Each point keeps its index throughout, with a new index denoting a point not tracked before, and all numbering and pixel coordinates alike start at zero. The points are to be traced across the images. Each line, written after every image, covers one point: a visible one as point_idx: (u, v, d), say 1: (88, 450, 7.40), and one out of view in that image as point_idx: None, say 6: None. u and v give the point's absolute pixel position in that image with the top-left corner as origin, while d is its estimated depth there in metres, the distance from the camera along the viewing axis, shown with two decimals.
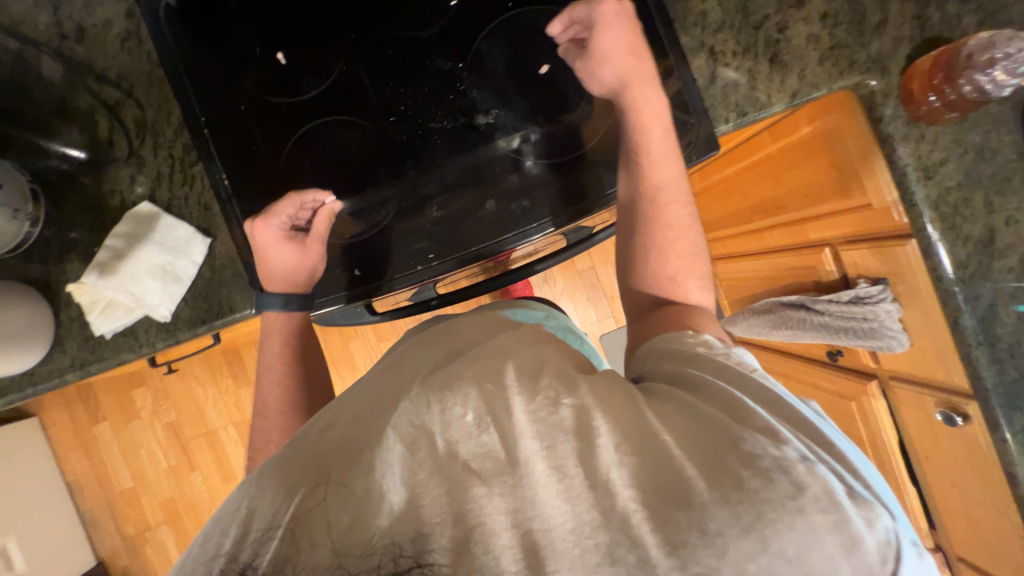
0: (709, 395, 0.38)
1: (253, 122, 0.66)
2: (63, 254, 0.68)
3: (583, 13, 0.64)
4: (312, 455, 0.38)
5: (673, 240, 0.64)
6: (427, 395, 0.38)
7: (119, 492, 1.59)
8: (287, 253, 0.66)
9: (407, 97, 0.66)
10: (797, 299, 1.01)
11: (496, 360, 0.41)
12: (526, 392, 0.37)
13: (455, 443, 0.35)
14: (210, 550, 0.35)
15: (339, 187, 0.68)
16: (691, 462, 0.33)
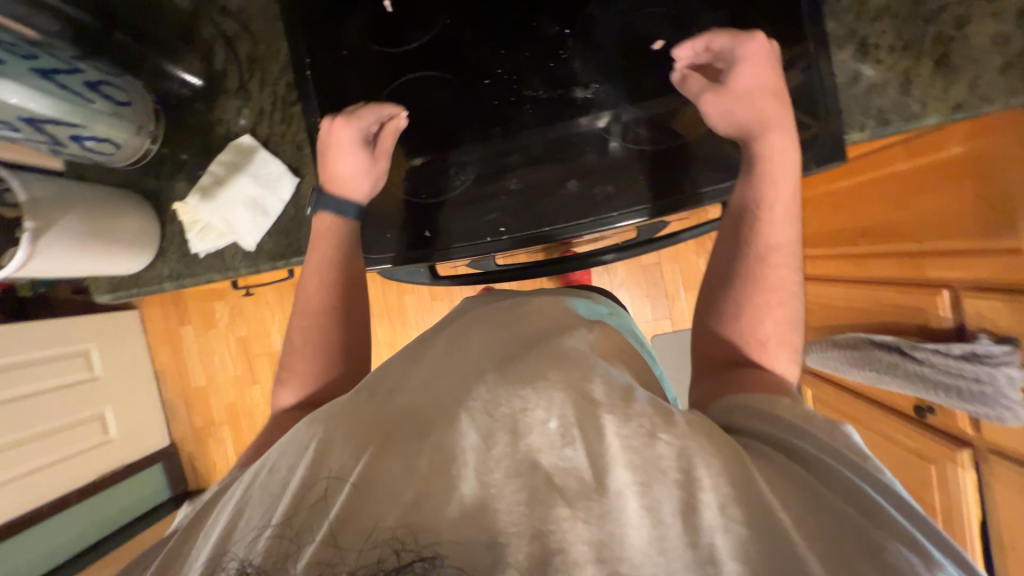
0: (833, 480, 0.37)
1: (354, 68, 0.66)
2: (174, 173, 0.74)
3: (723, 40, 0.56)
4: (386, 419, 0.39)
5: (764, 288, 0.55)
6: (506, 389, 0.39)
7: (193, 388, 1.81)
8: (354, 160, 0.65)
9: (506, 59, 0.63)
10: (894, 340, 0.89)
11: (585, 370, 0.41)
12: (619, 415, 0.37)
13: (537, 451, 0.35)
14: (278, 480, 0.38)
15: (424, 144, 0.67)
16: (812, 551, 0.32)
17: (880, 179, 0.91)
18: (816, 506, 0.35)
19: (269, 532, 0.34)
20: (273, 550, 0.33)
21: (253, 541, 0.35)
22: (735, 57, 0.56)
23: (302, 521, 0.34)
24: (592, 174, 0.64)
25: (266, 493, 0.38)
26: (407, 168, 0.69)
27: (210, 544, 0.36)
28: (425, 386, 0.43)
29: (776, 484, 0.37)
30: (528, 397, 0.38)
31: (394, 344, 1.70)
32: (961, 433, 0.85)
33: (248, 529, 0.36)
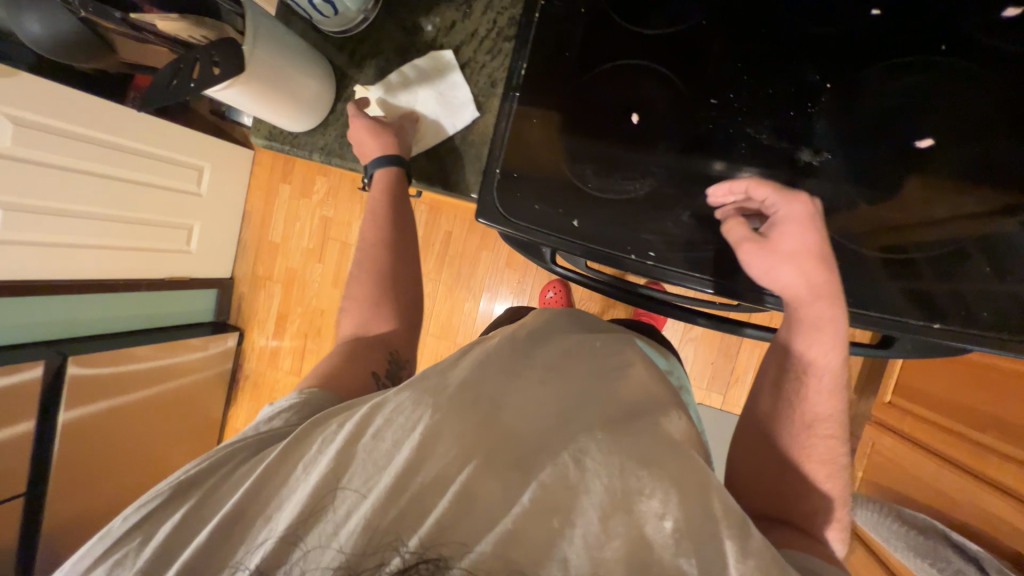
0: None
1: (582, 29, 0.62)
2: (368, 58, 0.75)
3: (774, 192, 0.57)
4: (495, 443, 0.47)
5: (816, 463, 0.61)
6: (630, 466, 0.45)
7: (267, 241, 1.94)
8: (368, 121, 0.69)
9: (745, 87, 0.57)
10: (977, 551, 0.80)
11: (703, 483, 0.45)
12: (738, 546, 0.41)
13: (650, 543, 0.41)
14: (375, 459, 0.44)
15: (615, 132, 0.62)
16: None
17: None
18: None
19: (367, 504, 0.41)
20: (376, 520, 0.40)
21: (357, 502, 0.42)
22: (779, 216, 0.57)
23: (399, 514, 0.41)
24: None
25: (369, 459, 0.45)
26: (584, 148, 0.63)
27: (314, 485, 0.43)
28: (520, 415, 0.50)
29: None
30: (646, 488, 0.44)
31: (452, 288, 1.73)
32: None
33: (349, 491, 0.43)
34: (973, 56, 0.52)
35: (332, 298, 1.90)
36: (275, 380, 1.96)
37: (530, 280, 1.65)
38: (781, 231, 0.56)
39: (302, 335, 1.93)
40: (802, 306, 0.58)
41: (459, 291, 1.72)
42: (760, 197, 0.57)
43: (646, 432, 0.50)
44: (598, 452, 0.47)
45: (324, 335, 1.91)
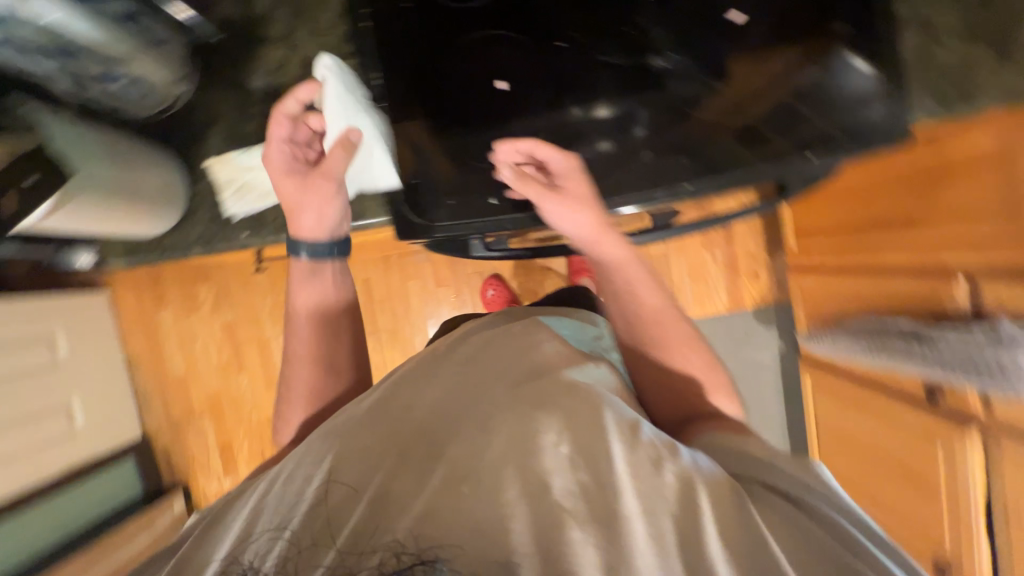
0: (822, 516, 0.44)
1: (416, 22, 0.61)
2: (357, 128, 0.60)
3: (548, 148, 0.60)
4: (401, 439, 0.45)
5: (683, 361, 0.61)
6: (523, 412, 0.46)
7: (170, 377, 1.73)
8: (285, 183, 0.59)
9: (582, 22, 0.61)
10: (912, 327, 0.93)
11: (596, 403, 0.47)
12: (629, 445, 0.44)
13: (552, 471, 0.42)
14: (286, 499, 0.43)
15: (491, 105, 0.65)
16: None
17: (903, 175, 0.94)
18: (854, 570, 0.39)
19: (280, 545, 0.39)
20: (292, 552, 0.39)
21: (274, 543, 0.40)
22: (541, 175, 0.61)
23: (313, 541, 0.39)
24: (666, 143, 0.63)
25: (281, 503, 0.43)
26: (472, 133, 0.66)
27: (232, 543, 0.41)
28: (429, 403, 0.49)
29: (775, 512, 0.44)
30: (542, 425, 0.44)
31: (395, 332, 1.65)
32: (970, 410, 0.90)
33: (262, 537, 0.41)
34: None
35: (273, 401, 1.73)
36: None
37: (464, 290, 1.64)
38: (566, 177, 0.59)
39: (257, 455, 1.74)
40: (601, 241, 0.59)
41: (404, 330, 1.65)
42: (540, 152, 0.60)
43: (549, 374, 0.50)
44: (498, 410, 0.46)
45: None
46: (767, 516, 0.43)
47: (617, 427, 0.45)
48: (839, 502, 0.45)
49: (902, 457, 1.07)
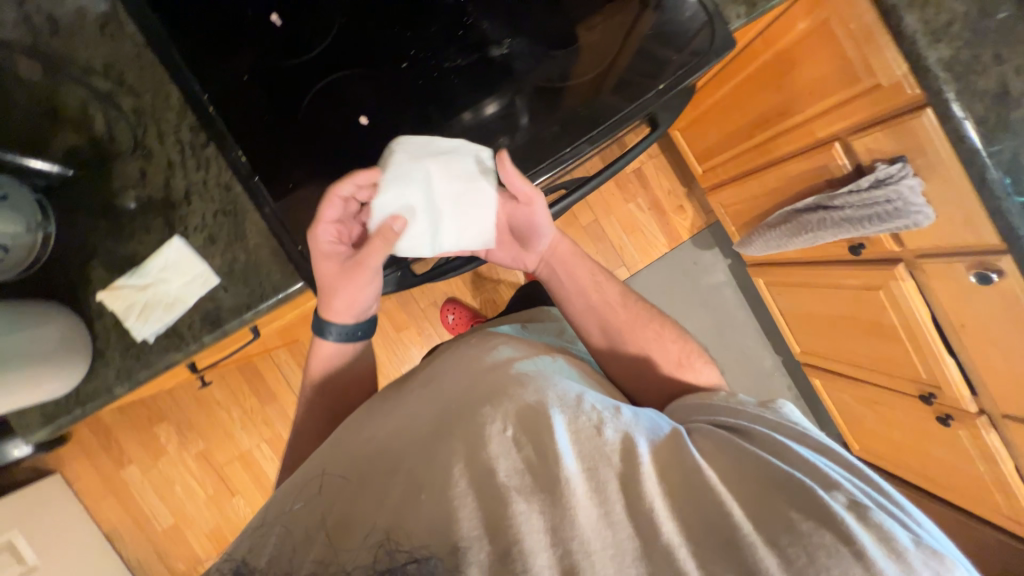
0: (760, 439, 0.54)
1: (260, 90, 0.63)
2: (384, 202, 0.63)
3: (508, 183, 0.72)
4: (366, 467, 0.50)
5: (651, 343, 0.75)
6: (471, 412, 0.51)
7: (161, 531, 1.60)
8: (326, 267, 0.63)
9: (417, 39, 0.64)
10: (813, 201, 1.01)
11: (539, 390, 0.53)
12: (571, 418, 0.51)
13: (498, 455, 0.47)
14: (257, 548, 0.47)
15: (356, 141, 0.64)
16: (731, 498, 0.46)
17: (746, 76, 1.04)
18: (782, 472, 0.47)
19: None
20: None
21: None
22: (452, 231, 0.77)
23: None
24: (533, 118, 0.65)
25: (253, 551, 0.46)
26: (346, 170, 0.64)
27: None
28: (391, 430, 0.54)
29: (717, 445, 0.53)
30: (488, 418, 0.50)
31: None
32: (889, 252, 0.99)
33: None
34: None
35: None
36: None
37: (425, 324, 1.62)
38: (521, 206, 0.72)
39: None
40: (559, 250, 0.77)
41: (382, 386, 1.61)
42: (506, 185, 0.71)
43: (500, 373, 0.56)
44: (448, 417, 0.52)
45: None
46: (710, 444, 0.53)
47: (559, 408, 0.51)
48: (771, 422, 0.55)
49: (857, 314, 1.15)
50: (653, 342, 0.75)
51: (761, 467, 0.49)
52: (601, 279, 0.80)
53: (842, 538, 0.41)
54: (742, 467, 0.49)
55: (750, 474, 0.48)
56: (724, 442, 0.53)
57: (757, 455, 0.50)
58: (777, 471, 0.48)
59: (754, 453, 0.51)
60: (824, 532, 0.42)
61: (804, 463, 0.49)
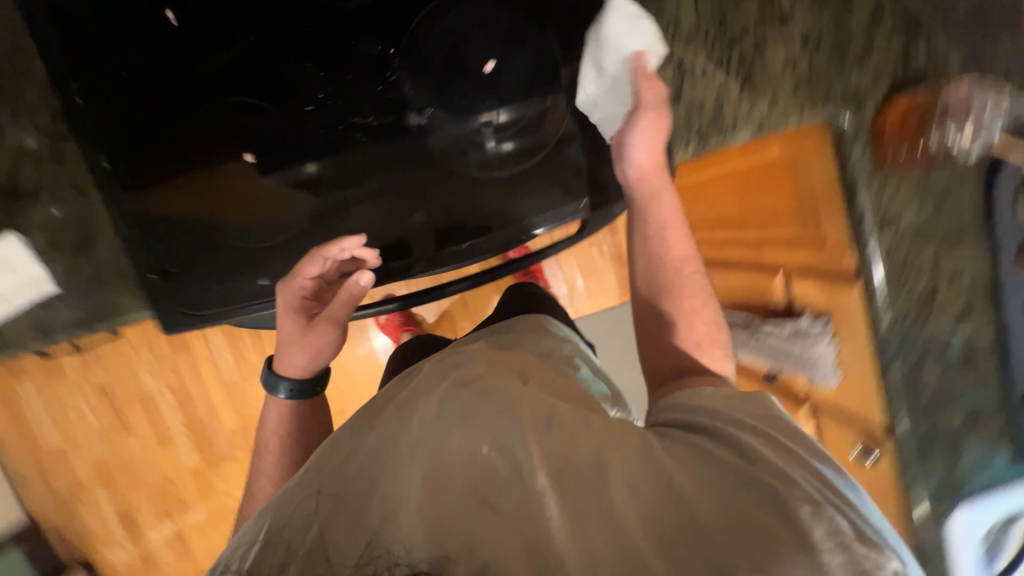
0: (727, 440, 0.42)
1: (141, 94, 0.55)
2: (621, 29, 0.56)
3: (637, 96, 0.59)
4: (332, 486, 0.39)
5: (691, 310, 0.59)
6: (443, 428, 0.42)
7: (42, 454, 1.47)
8: (287, 323, 0.61)
9: (329, 83, 0.56)
10: (741, 317, 0.98)
11: (512, 395, 0.44)
12: (542, 427, 0.41)
13: (465, 463, 0.38)
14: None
15: (238, 178, 0.58)
16: (721, 510, 0.35)
17: None
18: (767, 472, 0.38)
19: None
20: None
21: None
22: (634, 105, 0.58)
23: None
24: (439, 206, 0.62)
25: None
26: (220, 205, 0.58)
27: None
28: (362, 454, 0.42)
29: (681, 453, 0.41)
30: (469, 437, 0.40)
31: None
32: (796, 393, 0.98)
33: None
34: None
35: (168, 460, 1.54)
36: None
37: None
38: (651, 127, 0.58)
39: (164, 516, 1.56)
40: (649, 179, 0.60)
41: None
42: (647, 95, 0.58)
43: (472, 388, 0.46)
44: (416, 429, 0.43)
45: (189, 500, 1.57)
46: (689, 444, 0.43)
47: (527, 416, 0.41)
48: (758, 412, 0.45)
49: None
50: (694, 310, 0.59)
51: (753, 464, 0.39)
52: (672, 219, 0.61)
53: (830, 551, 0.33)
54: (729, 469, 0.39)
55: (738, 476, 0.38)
56: (706, 441, 0.43)
57: (738, 452, 0.41)
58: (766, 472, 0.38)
59: (737, 450, 0.41)
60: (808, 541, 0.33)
61: (792, 456, 0.40)
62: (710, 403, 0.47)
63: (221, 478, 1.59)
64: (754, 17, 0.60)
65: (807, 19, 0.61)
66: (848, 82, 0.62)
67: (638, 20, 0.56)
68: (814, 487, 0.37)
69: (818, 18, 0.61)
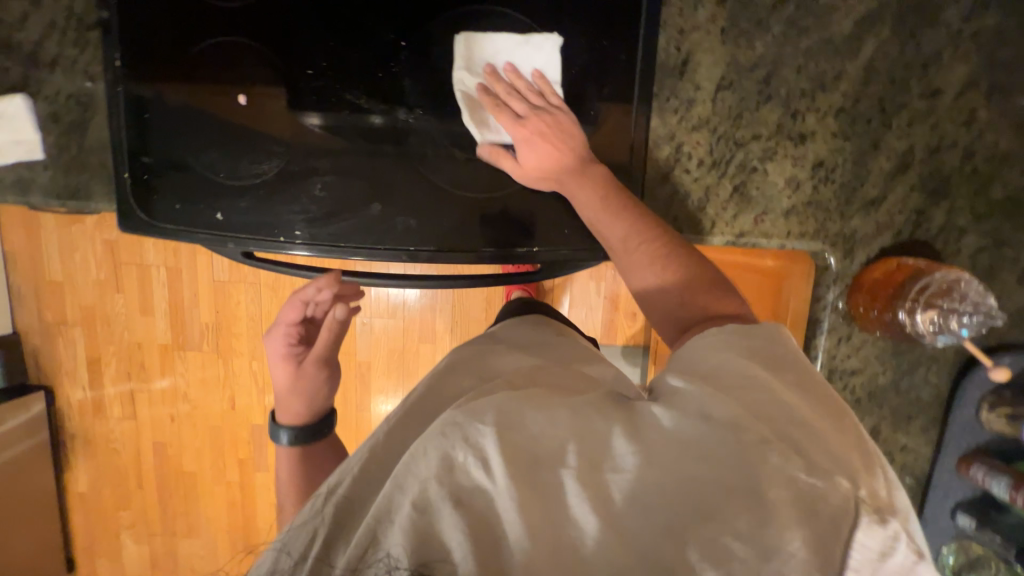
0: (693, 400, 0.35)
1: (167, 9, 0.58)
2: (512, 51, 0.58)
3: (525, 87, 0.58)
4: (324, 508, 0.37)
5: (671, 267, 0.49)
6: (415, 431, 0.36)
7: (47, 282, 1.60)
8: (281, 373, 0.68)
9: (334, 54, 0.58)
10: None
11: (486, 397, 0.37)
12: (510, 421, 0.35)
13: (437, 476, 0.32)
14: None
15: (227, 114, 0.60)
16: (718, 485, 0.31)
17: None
18: (753, 436, 0.32)
19: None
20: None
21: None
22: (524, 115, 0.57)
23: None
24: (400, 202, 0.61)
25: None
26: (205, 134, 0.61)
27: None
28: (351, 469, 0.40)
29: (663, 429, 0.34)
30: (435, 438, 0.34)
31: (275, 289, 1.60)
32: None
33: None
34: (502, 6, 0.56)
35: (146, 328, 1.65)
36: (110, 434, 1.72)
37: None
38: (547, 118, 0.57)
39: (125, 375, 1.68)
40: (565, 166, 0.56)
41: (283, 289, 1.60)
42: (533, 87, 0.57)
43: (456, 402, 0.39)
44: None
45: (150, 370, 1.68)
46: (688, 388, 0.36)
47: (496, 402, 0.36)
48: (769, 347, 0.39)
49: None
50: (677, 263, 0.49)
51: (760, 403, 0.34)
52: (604, 198, 0.53)
53: (827, 496, 0.30)
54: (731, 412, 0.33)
55: (744, 416, 0.33)
56: (716, 384, 0.36)
57: (751, 390, 0.35)
58: (773, 411, 0.34)
59: (750, 387, 0.35)
60: (796, 480, 0.31)
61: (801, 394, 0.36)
62: (725, 344, 0.39)
63: (182, 363, 1.67)
64: (771, 126, 0.57)
65: (828, 144, 0.57)
66: (846, 225, 0.59)
67: (526, 35, 0.57)
68: (826, 429, 0.34)
69: (841, 146, 0.57)
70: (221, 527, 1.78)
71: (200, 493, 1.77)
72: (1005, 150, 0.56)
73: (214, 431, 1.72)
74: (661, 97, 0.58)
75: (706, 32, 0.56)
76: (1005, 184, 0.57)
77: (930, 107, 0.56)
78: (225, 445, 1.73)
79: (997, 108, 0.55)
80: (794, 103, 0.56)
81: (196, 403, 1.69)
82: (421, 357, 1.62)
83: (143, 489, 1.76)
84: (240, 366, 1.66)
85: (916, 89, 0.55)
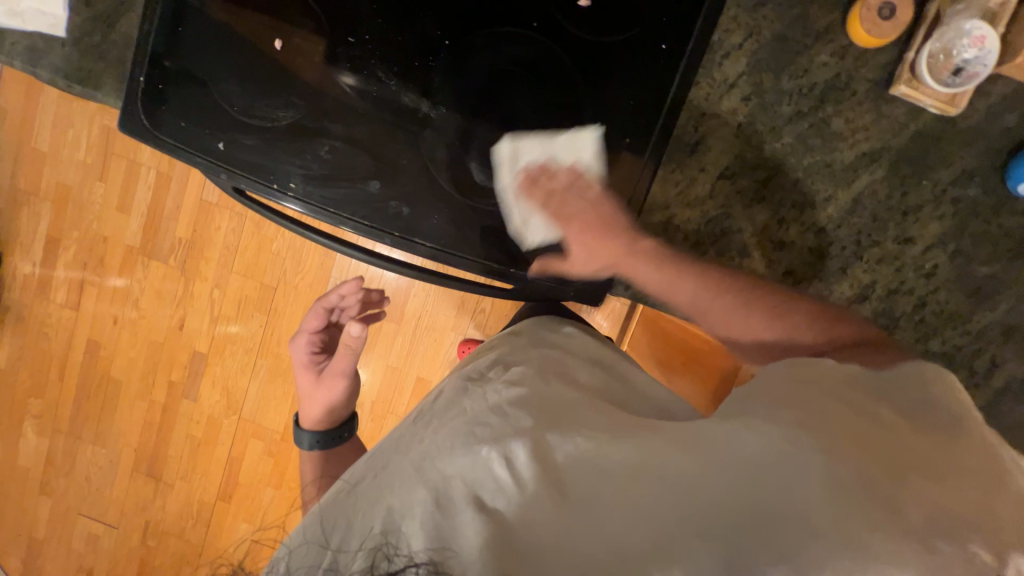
0: (778, 425, 0.40)
1: None
2: (552, 147, 0.61)
3: (547, 176, 0.61)
4: (359, 502, 0.44)
5: (751, 319, 0.55)
6: (458, 436, 0.45)
7: (31, 147, 1.54)
8: (304, 377, 0.82)
9: (378, 31, 0.59)
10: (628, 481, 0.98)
11: (532, 407, 0.48)
12: (552, 432, 0.44)
13: (490, 468, 0.41)
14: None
15: (258, 52, 0.60)
16: (811, 512, 0.34)
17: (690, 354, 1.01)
18: (842, 465, 0.36)
19: None
20: None
21: None
22: (570, 211, 0.61)
23: None
24: (397, 188, 0.62)
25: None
26: (229, 63, 0.60)
27: None
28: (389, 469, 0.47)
29: (732, 454, 0.39)
30: (483, 447, 0.43)
31: (260, 225, 1.57)
32: None
33: None
34: (549, 39, 0.59)
35: (116, 223, 1.59)
36: (48, 316, 1.66)
37: None
38: (566, 197, 0.61)
39: (80, 265, 1.62)
40: (625, 259, 0.60)
41: (269, 228, 1.57)
42: (550, 178, 0.61)
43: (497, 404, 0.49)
44: (427, 443, 0.47)
45: (107, 267, 1.62)
46: (779, 416, 0.40)
47: (530, 421, 0.45)
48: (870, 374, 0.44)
49: None
50: (743, 309, 0.56)
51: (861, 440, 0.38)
52: (660, 270, 0.59)
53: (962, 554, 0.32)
54: (821, 443, 0.37)
55: (844, 453, 0.37)
56: (797, 410, 0.41)
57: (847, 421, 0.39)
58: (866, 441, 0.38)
59: (838, 412, 0.40)
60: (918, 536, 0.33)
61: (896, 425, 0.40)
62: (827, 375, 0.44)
63: (143, 269, 1.62)
64: (758, 225, 0.61)
65: (805, 258, 0.61)
66: None
67: (573, 130, 0.60)
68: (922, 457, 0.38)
69: (815, 263, 0.61)
70: (131, 443, 1.72)
71: (120, 403, 1.71)
72: (954, 309, 0.61)
73: (155, 346, 1.67)
74: (666, 168, 0.61)
75: (723, 122, 0.60)
76: (944, 339, 0.61)
77: (899, 252, 0.60)
78: (161, 362, 1.68)
79: (955, 270, 0.60)
80: (784, 210, 0.60)
81: (146, 312, 1.65)
82: (382, 334, 1.62)
83: (63, 382, 1.70)
84: (201, 290, 1.62)
85: (892, 231, 0.60)
